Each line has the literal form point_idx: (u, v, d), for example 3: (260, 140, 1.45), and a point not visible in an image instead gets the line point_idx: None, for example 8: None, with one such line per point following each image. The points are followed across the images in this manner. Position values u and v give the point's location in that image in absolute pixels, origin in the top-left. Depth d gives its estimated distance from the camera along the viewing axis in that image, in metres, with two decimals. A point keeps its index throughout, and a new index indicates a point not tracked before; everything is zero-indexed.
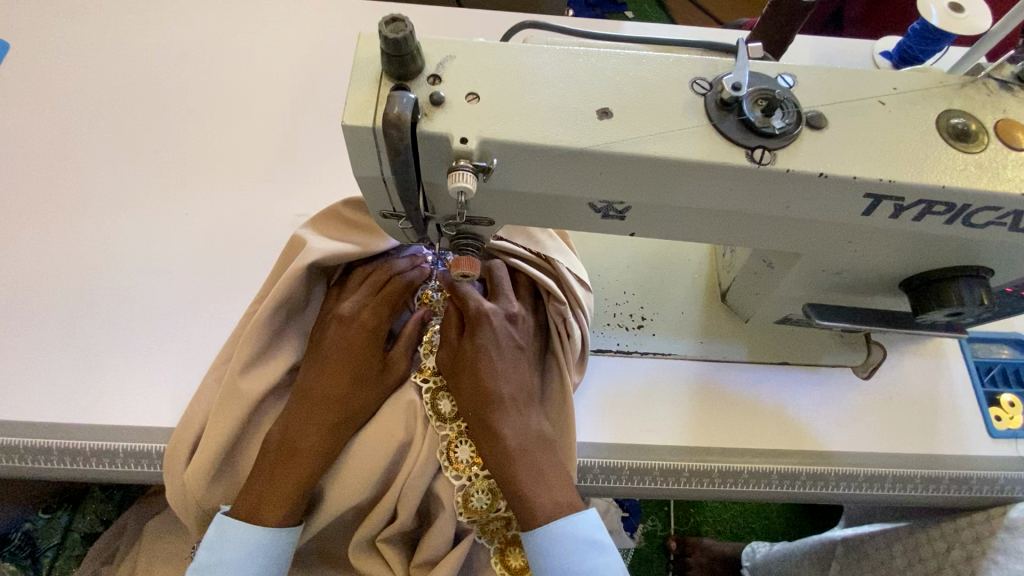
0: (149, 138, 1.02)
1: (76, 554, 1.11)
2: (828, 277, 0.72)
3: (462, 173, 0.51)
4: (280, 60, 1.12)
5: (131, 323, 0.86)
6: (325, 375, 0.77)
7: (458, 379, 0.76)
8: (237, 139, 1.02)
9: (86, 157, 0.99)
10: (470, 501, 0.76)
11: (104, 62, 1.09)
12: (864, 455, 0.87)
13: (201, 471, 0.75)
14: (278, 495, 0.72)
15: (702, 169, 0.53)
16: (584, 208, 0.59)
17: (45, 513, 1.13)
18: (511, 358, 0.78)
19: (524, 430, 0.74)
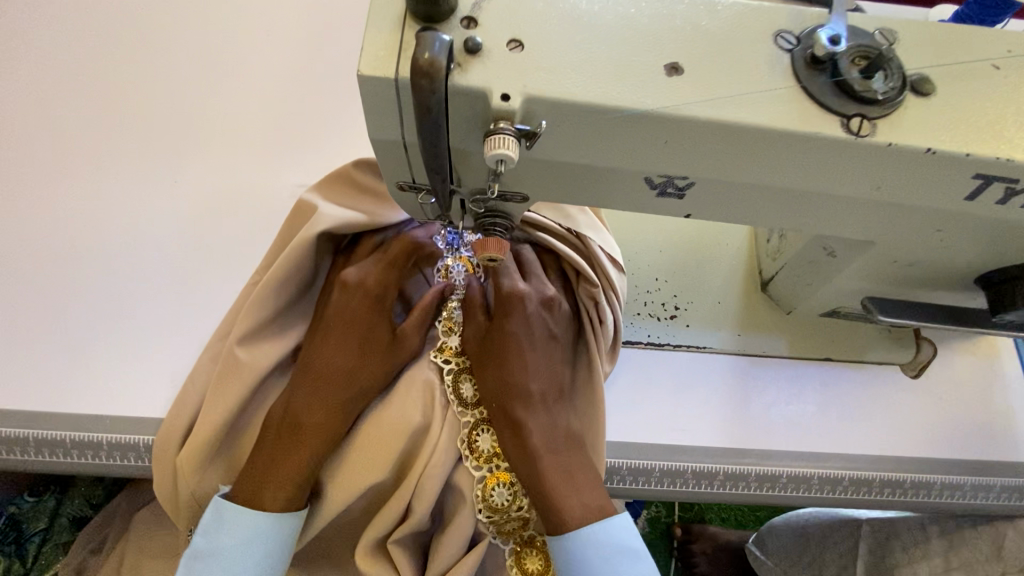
0: (132, 95, 0.91)
1: (64, 541, 0.97)
2: (898, 268, 0.64)
3: (503, 136, 0.42)
4: (276, 10, 1.00)
5: (114, 301, 0.77)
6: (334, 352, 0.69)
7: (483, 366, 0.69)
8: (229, 98, 0.91)
9: (61, 115, 0.88)
10: (491, 498, 0.67)
11: (78, 6, 0.97)
12: (912, 461, 0.80)
13: (190, 456, 0.67)
14: (280, 477, 0.64)
15: (789, 140, 0.45)
16: (639, 184, 0.50)
17: (31, 495, 0.99)
18: (539, 345, 0.71)
19: (551, 426, 0.68)
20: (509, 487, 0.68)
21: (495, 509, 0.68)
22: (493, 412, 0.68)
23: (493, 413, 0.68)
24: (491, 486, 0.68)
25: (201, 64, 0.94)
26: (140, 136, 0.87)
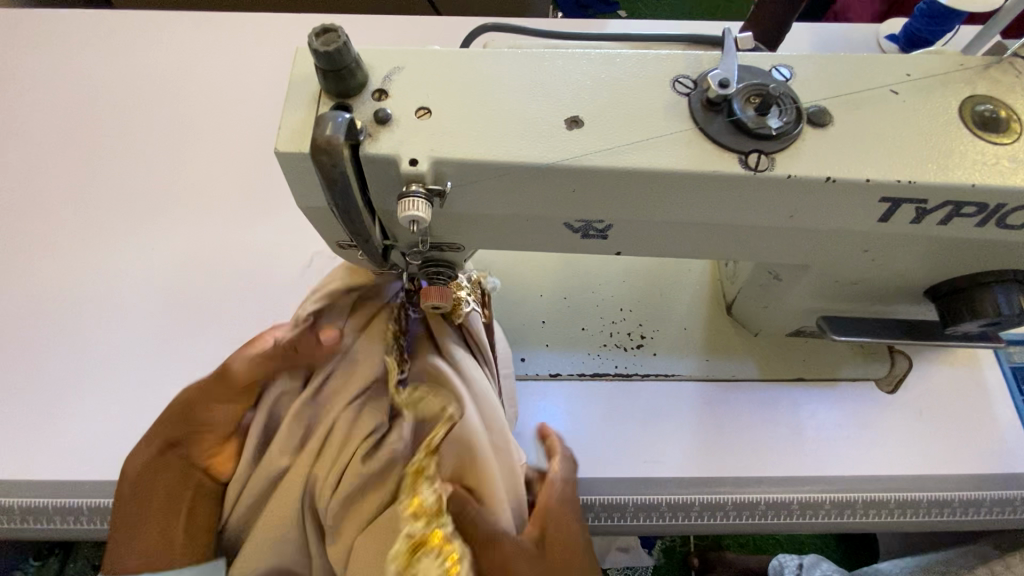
0: (103, 162, 0.94)
1: None
2: (842, 287, 0.64)
3: (413, 198, 0.45)
4: (240, 70, 1.03)
5: (93, 368, 0.80)
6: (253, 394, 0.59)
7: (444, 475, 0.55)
8: (197, 159, 0.94)
9: (38, 187, 0.92)
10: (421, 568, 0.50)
11: (48, 79, 1.01)
12: (891, 479, 0.79)
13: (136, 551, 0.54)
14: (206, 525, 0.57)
15: (691, 180, 0.47)
16: (560, 228, 0.52)
17: (36, 560, 0.99)
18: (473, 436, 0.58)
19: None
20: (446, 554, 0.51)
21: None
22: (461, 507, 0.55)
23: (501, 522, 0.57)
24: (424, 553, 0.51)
25: (171, 133, 0.96)
26: (116, 207, 0.90)
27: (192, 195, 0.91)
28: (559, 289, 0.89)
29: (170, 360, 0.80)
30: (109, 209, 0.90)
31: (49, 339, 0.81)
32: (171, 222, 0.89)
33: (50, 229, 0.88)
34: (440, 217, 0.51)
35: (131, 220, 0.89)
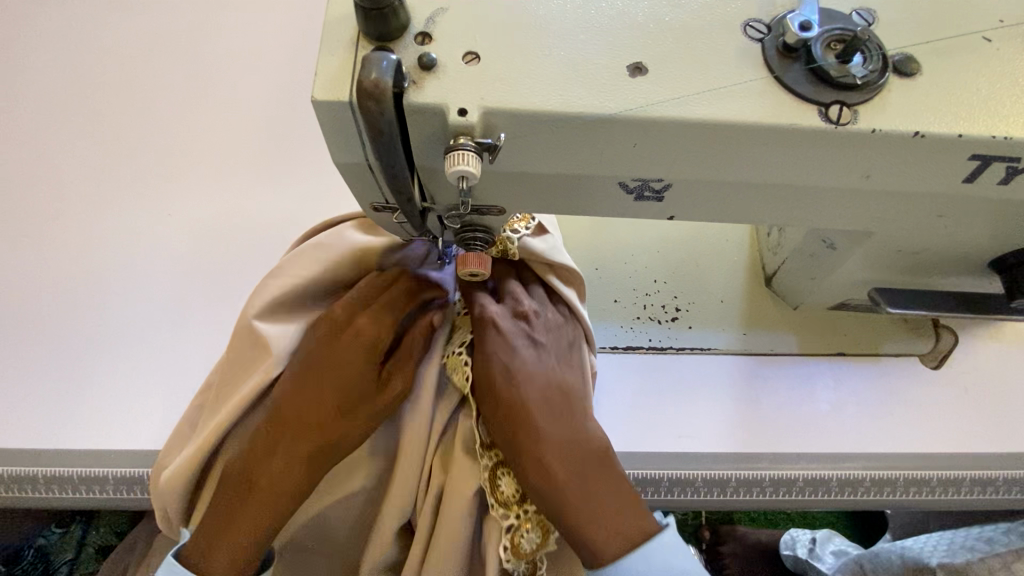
0: (112, 123, 0.89)
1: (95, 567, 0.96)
2: (902, 257, 0.61)
3: (463, 152, 0.41)
4: (251, 26, 0.97)
5: (114, 337, 0.77)
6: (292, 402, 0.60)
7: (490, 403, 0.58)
8: (210, 121, 0.90)
9: (46, 149, 0.88)
10: (519, 543, 0.57)
11: (50, 33, 0.95)
12: (934, 456, 0.76)
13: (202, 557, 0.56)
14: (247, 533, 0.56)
15: (765, 135, 0.43)
16: (614, 189, 0.48)
17: (59, 526, 0.96)
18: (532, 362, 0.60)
19: (570, 442, 0.56)
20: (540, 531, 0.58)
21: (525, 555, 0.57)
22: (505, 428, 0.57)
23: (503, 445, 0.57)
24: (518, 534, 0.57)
25: (183, 93, 0.92)
26: (130, 170, 0.87)
27: (209, 158, 0.88)
28: (590, 259, 0.85)
29: (193, 330, 0.78)
30: (121, 173, 0.86)
31: (67, 307, 0.79)
32: (187, 188, 0.86)
33: (61, 193, 0.85)
34: (485, 176, 0.47)
35: (145, 185, 0.86)
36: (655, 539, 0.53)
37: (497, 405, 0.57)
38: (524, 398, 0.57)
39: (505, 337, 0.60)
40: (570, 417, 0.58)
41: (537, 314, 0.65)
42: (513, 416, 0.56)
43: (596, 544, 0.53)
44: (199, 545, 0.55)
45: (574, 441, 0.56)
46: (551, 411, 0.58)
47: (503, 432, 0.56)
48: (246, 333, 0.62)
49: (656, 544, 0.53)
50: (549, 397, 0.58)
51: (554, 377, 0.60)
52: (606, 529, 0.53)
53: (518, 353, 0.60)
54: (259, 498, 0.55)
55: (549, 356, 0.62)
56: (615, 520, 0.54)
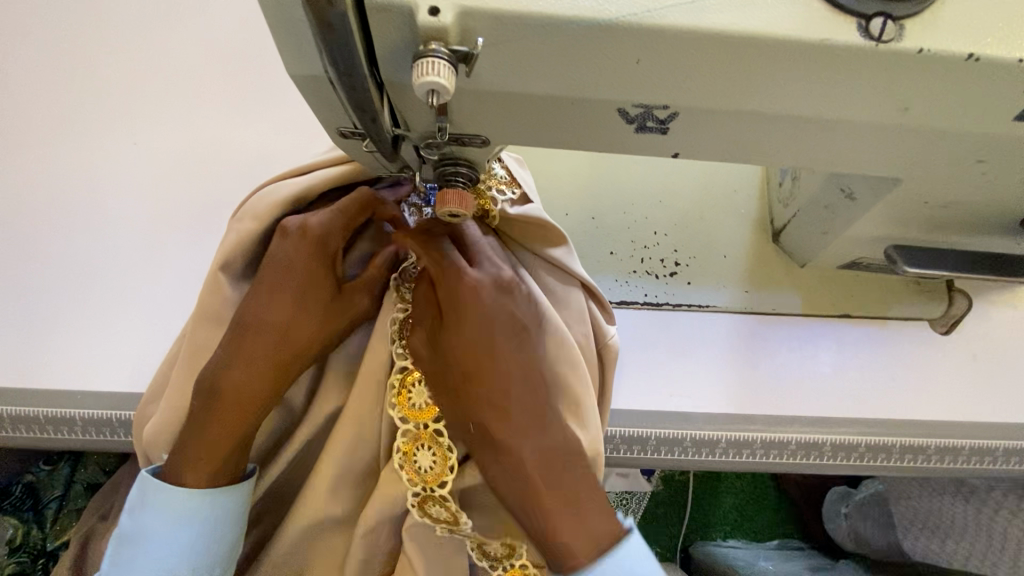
0: (75, 40, 0.82)
1: (80, 507, 0.89)
2: (929, 211, 0.55)
3: (433, 60, 0.35)
4: None
5: (83, 272, 0.73)
6: (263, 308, 0.54)
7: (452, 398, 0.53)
8: (181, 41, 0.82)
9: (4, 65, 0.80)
10: (412, 462, 0.54)
11: None
12: (936, 424, 0.73)
13: (192, 466, 0.54)
14: (224, 442, 0.54)
15: (795, 54, 0.36)
16: (612, 118, 0.42)
17: (48, 462, 0.92)
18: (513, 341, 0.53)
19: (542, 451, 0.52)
20: (435, 449, 0.54)
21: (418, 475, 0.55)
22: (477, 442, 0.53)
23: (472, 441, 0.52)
24: (413, 447, 0.55)
25: (152, 10, 0.84)
26: (93, 91, 0.79)
27: (180, 81, 0.81)
28: (587, 207, 0.79)
29: (165, 268, 0.74)
30: (85, 95, 0.79)
31: (30, 239, 0.73)
32: (157, 115, 0.79)
33: (19, 114, 0.78)
34: (463, 94, 0.41)
35: (112, 109, 0.79)
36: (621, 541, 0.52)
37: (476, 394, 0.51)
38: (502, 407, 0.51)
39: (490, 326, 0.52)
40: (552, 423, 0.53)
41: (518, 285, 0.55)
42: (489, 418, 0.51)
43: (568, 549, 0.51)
44: (178, 463, 0.54)
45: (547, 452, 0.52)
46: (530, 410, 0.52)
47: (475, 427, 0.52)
48: (217, 274, 0.58)
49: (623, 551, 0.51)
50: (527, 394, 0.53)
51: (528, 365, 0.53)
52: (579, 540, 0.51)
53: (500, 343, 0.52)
54: (230, 410, 0.54)
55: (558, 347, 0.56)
56: (589, 524, 0.51)
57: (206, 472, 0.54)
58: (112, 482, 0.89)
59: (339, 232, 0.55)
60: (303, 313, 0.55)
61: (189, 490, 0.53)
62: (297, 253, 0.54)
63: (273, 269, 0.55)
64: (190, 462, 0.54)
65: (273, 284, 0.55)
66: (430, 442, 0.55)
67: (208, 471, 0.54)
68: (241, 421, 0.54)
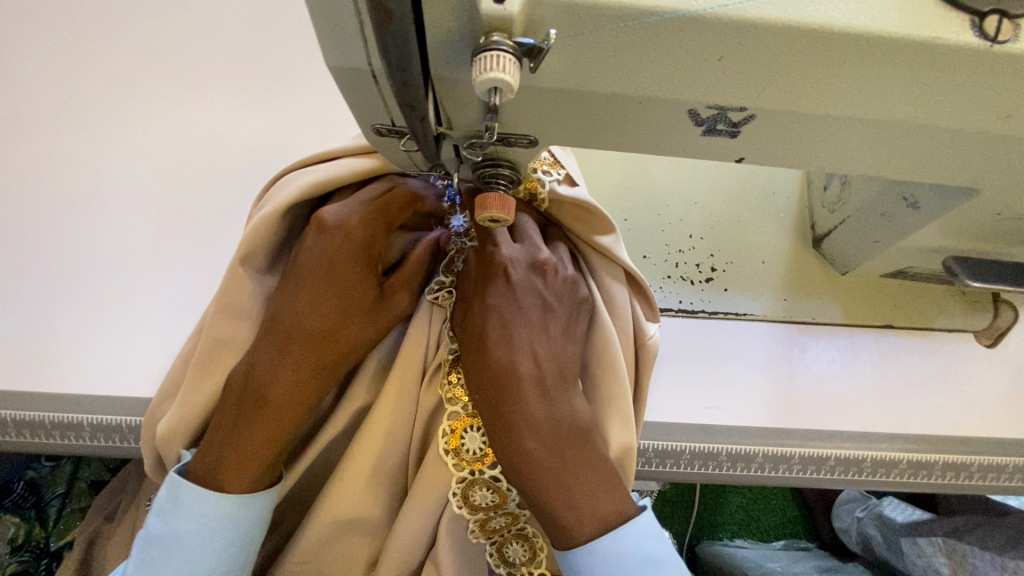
0: (91, 29, 0.79)
1: (83, 506, 0.85)
2: (999, 221, 0.52)
3: (497, 54, 0.31)
4: None
5: (91, 268, 0.69)
6: (305, 305, 0.51)
7: (470, 364, 0.52)
8: (201, 34, 0.80)
9: (13, 51, 0.76)
10: (461, 446, 0.53)
11: None
12: (982, 442, 0.70)
13: (229, 469, 0.49)
14: (261, 444, 0.49)
15: (898, 54, 0.33)
16: (682, 119, 0.38)
17: (51, 459, 0.87)
18: (536, 322, 0.53)
19: (554, 421, 0.50)
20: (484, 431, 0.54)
21: (467, 458, 0.53)
22: (486, 415, 0.51)
23: (484, 409, 0.51)
24: (460, 430, 0.53)
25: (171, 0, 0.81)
26: (103, 79, 0.76)
27: (194, 72, 0.78)
28: (619, 209, 0.76)
29: (176, 266, 0.70)
30: (98, 85, 0.76)
31: (33, 233, 0.70)
32: (169, 106, 0.76)
33: (22, 100, 0.74)
34: (519, 91, 0.37)
35: (127, 100, 0.76)
36: (630, 519, 0.49)
37: (485, 356, 0.51)
38: (516, 370, 0.50)
39: (511, 295, 0.53)
40: (566, 393, 0.52)
41: (553, 268, 0.55)
42: (500, 385, 0.50)
43: (570, 528, 0.48)
44: (212, 466, 0.49)
45: (558, 419, 0.50)
46: (542, 385, 0.51)
47: (486, 396, 0.51)
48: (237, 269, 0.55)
49: (631, 525, 0.48)
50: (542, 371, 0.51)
51: (549, 350, 0.53)
52: (585, 512, 0.48)
53: (520, 313, 0.52)
54: (272, 409, 0.50)
55: (582, 326, 0.56)
56: (597, 497, 0.49)
57: (248, 476, 0.49)
58: (114, 484, 0.85)
59: (380, 231, 0.53)
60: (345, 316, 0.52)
61: (229, 492, 0.48)
62: (339, 252, 0.52)
63: (312, 267, 0.52)
64: (227, 466, 0.49)
65: (315, 279, 0.52)
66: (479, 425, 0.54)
67: (247, 473, 0.49)
68: (284, 420, 0.50)
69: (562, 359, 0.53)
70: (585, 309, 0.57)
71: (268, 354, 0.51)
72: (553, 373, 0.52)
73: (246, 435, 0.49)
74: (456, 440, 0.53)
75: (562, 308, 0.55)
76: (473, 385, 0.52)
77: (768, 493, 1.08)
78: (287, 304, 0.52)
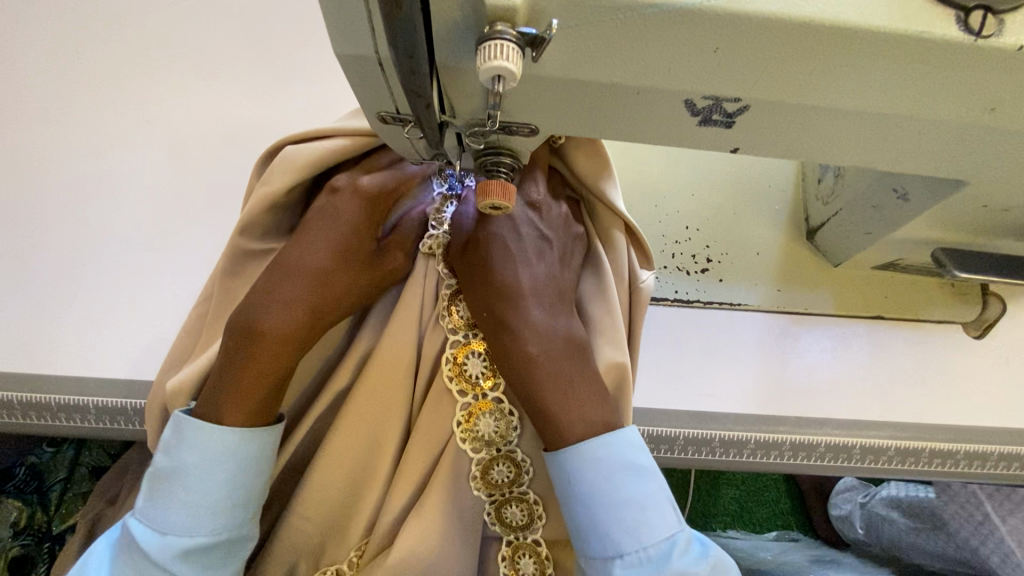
0: (95, 16, 0.79)
1: (84, 491, 0.86)
2: (986, 213, 0.53)
3: (501, 42, 0.32)
4: None
5: (96, 254, 0.70)
6: (308, 255, 0.54)
7: (469, 285, 0.55)
8: (205, 22, 0.80)
9: (18, 38, 0.77)
10: (475, 426, 0.54)
11: None
12: (968, 430, 0.72)
13: (228, 404, 0.50)
14: (258, 381, 0.50)
15: (885, 47, 0.34)
16: (678, 109, 0.40)
17: (51, 445, 0.88)
18: (532, 248, 0.57)
19: (547, 335, 0.53)
20: (497, 415, 0.55)
21: (483, 441, 0.54)
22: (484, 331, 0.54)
23: (483, 327, 0.54)
24: (472, 416, 0.54)
25: None
26: (106, 66, 0.77)
27: (197, 60, 0.78)
28: None
29: (179, 252, 0.71)
30: (102, 73, 0.76)
31: (37, 218, 0.71)
32: (172, 95, 0.77)
33: (27, 88, 0.75)
34: (521, 81, 0.38)
35: (131, 88, 0.76)
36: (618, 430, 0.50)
37: (484, 274, 0.54)
38: (514, 288, 0.54)
39: (509, 225, 0.57)
40: (560, 314, 0.55)
41: (548, 206, 0.59)
42: (498, 300, 0.54)
43: (561, 434, 0.50)
44: (211, 401, 0.50)
45: (551, 334, 0.53)
46: (536, 302, 0.54)
47: (484, 311, 0.54)
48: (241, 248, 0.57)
49: (618, 435, 0.50)
50: (537, 290, 0.55)
51: (544, 273, 0.56)
52: (577, 420, 0.50)
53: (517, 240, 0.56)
54: (271, 348, 0.51)
55: (578, 258, 0.59)
56: (589, 408, 0.51)
57: (245, 413, 0.50)
58: (116, 468, 0.86)
59: (382, 193, 0.56)
60: (345, 267, 0.55)
61: (225, 428, 0.49)
62: (340, 211, 0.55)
63: (320, 221, 0.56)
64: (226, 402, 0.50)
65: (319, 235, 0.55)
66: (492, 405, 0.55)
67: (245, 408, 0.50)
68: (283, 358, 0.51)
69: (556, 283, 0.57)
70: (581, 243, 0.60)
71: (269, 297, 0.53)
72: (546, 293, 0.55)
73: (243, 373, 0.50)
74: (471, 423, 0.54)
75: (558, 238, 0.58)
76: (473, 303, 0.55)
77: (761, 483, 1.10)
78: (292, 256, 0.54)
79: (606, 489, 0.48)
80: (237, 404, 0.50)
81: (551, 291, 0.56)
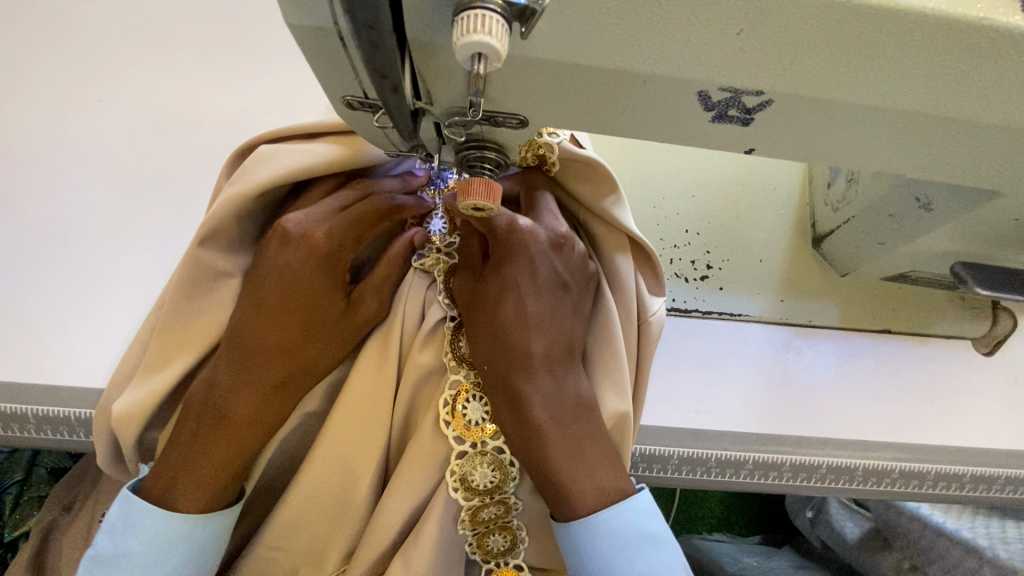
0: None
1: (43, 495, 0.76)
2: (1013, 226, 0.49)
3: (483, 13, 0.26)
4: None
5: (39, 246, 0.63)
6: (269, 313, 0.47)
7: (473, 333, 0.48)
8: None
9: None
10: (472, 481, 0.48)
11: None
12: (975, 453, 0.68)
13: (184, 489, 0.45)
14: (216, 465, 0.45)
15: (936, 34, 0.29)
16: (691, 102, 0.34)
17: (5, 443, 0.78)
18: (546, 292, 0.50)
19: (558, 396, 0.47)
20: (495, 466, 0.49)
21: (480, 492, 0.49)
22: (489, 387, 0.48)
23: (486, 382, 0.48)
24: (468, 467, 0.48)
25: None
26: (56, 42, 0.70)
27: (157, 38, 0.72)
28: None
29: (134, 247, 0.64)
30: (52, 49, 0.70)
31: None
32: (128, 76, 0.70)
33: None
34: (508, 62, 0.32)
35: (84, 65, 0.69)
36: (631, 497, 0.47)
37: (492, 324, 0.48)
38: (525, 343, 0.47)
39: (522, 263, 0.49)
40: (572, 369, 0.49)
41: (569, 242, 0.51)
42: (507, 356, 0.47)
43: (569, 501, 0.45)
44: (165, 482, 0.45)
45: (563, 395, 0.48)
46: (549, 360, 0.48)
47: (490, 366, 0.47)
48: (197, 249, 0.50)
49: (633, 503, 0.46)
50: (551, 345, 0.49)
51: (558, 323, 0.49)
52: (589, 489, 0.46)
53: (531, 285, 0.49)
54: (232, 426, 0.46)
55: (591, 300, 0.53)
56: (600, 473, 0.46)
57: (204, 498, 0.45)
58: (78, 470, 0.77)
59: (350, 239, 0.48)
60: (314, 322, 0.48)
61: (181, 514, 0.44)
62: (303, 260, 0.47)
63: (276, 274, 0.47)
64: (182, 488, 0.45)
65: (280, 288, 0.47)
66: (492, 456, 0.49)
67: (203, 492, 0.45)
68: (244, 438, 0.46)
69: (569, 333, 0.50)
70: (594, 283, 0.54)
71: (227, 365, 0.47)
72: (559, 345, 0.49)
73: (199, 458, 0.45)
74: (468, 478, 0.48)
75: (573, 279, 0.51)
76: (478, 354, 0.48)
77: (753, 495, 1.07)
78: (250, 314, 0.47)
79: (602, 545, 0.44)
80: (192, 487, 0.45)
81: (564, 344, 0.49)
